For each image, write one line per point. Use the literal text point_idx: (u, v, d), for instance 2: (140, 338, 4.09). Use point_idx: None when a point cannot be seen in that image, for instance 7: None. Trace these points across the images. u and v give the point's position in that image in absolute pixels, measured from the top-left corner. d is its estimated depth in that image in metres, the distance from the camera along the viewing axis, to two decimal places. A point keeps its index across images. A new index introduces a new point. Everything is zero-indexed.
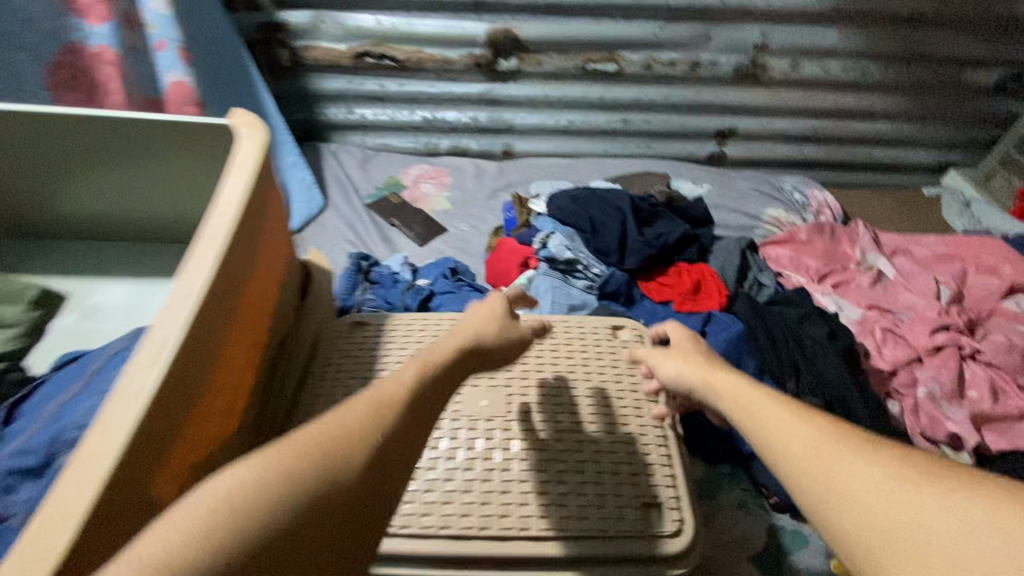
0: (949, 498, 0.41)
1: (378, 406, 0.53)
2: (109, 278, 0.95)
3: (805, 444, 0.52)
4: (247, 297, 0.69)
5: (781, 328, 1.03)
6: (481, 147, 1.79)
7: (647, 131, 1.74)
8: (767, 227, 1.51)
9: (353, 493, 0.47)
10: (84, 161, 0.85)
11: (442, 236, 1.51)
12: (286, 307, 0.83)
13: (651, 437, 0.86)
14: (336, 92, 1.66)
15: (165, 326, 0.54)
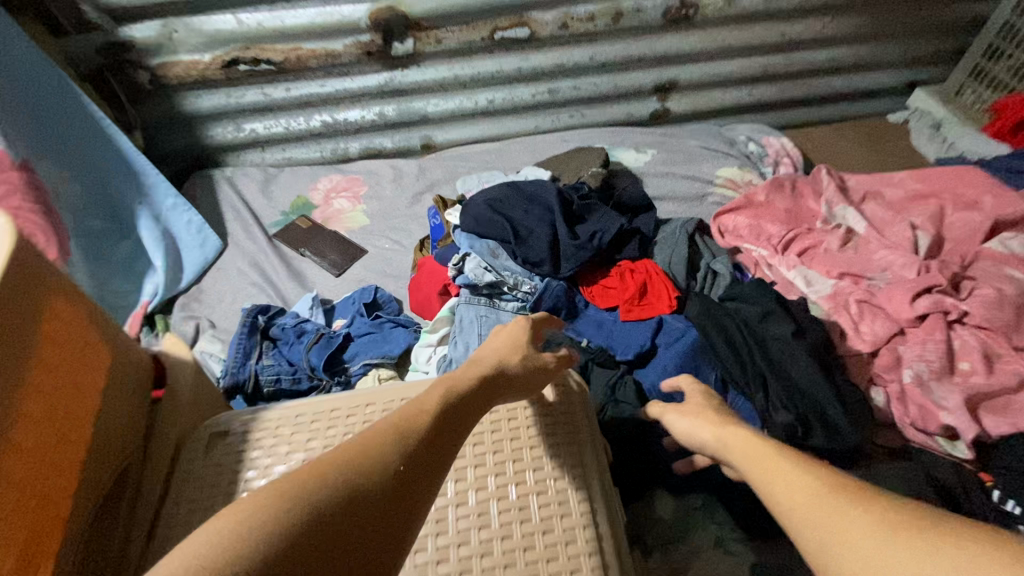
0: (939, 552, 0.40)
1: (404, 425, 0.55)
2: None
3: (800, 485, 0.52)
4: (53, 407, 0.55)
5: (738, 330, 0.89)
6: (397, 145, 1.58)
7: (578, 98, 1.54)
8: (721, 191, 1.35)
9: (376, 501, 0.48)
10: None
11: (361, 260, 1.32)
12: (116, 438, 0.64)
13: (573, 500, 0.70)
14: (215, 109, 1.44)
15: None
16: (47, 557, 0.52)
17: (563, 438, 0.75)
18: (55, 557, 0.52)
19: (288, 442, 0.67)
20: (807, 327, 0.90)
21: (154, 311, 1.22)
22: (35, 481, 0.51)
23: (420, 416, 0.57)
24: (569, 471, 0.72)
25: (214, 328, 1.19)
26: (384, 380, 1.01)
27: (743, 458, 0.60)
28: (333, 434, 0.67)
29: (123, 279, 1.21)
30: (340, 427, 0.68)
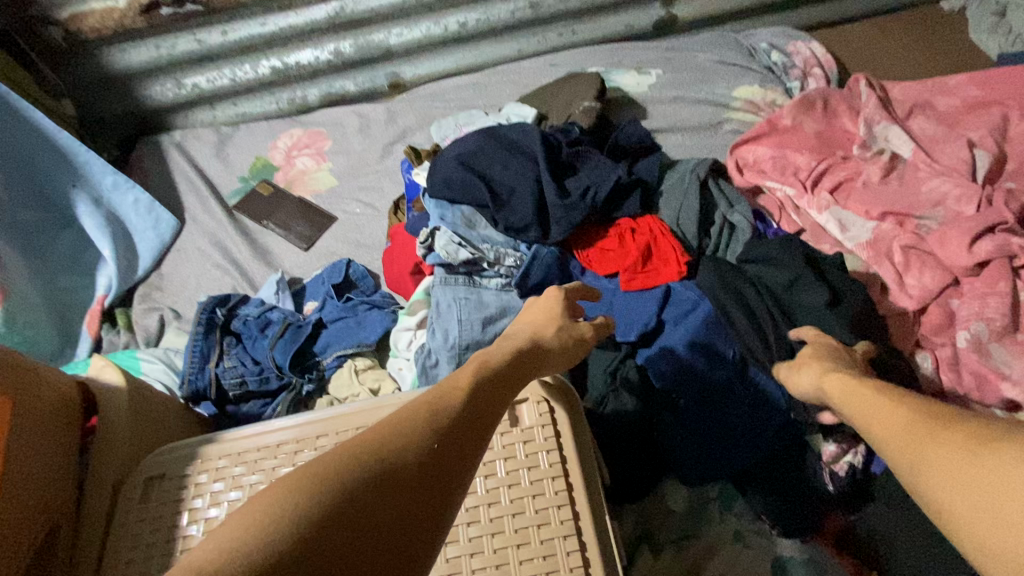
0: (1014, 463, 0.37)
1: (439, 397, 0.44)
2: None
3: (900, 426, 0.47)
4: None
5: (759, 301, 0.78)
6: (362, 88, 1.38)
7: (566, 12, 1.30)
8: (737, 117, 1.15)
9: (413, 483, 0.37)
10: None
11: (331, 230, 1.19)
12: (33, 500, 0.55)
13: (562, 549, 0.53)
14: (147, 65, 1.25)
15: None
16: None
17: (545, 461, 0.57)
18: None
19: (235, 485, 0.57)
20: (844, 294, 0.76)
21: (113, 305, 1.11)
22: None
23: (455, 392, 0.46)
24: (548, 478, 0.56)
25: (178, 320, 1.08)
26: (361, 372, 0.90)
27: (846, 404, 0.56)
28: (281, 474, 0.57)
29: (73, 274, 1.10)
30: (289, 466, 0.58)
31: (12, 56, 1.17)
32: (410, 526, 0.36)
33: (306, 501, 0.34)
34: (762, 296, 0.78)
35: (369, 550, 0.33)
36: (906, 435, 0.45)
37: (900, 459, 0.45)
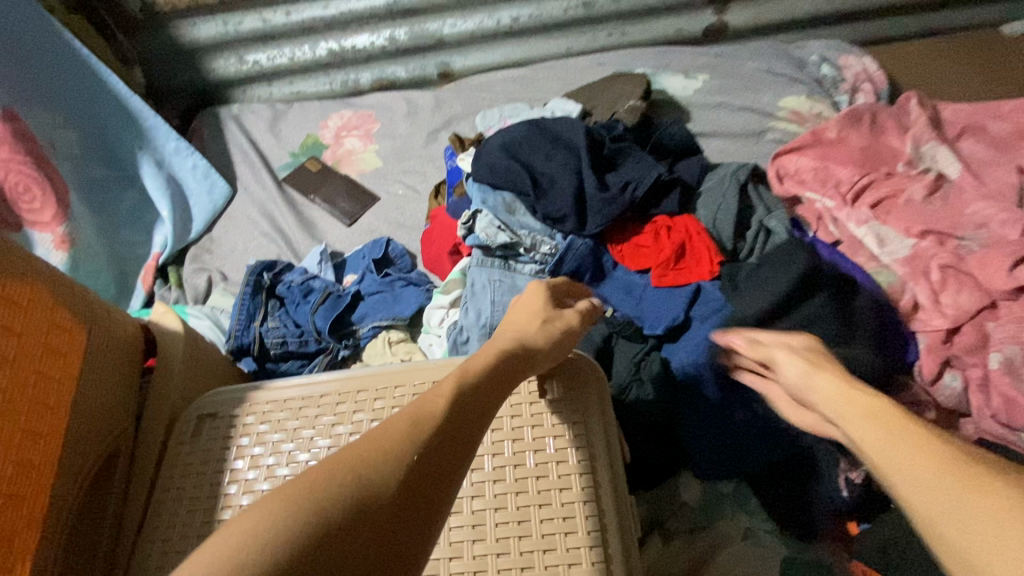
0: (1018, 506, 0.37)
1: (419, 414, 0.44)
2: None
3: (924, 455, 0.44)
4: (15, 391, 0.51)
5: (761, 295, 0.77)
6: (412, 75, 1.42)
7: (617, 13, 1.32)
8: (782, 126, 1.15)
9: (391, 504, 0.38)
10: None
11: (373, 209, 1.23)
12: (98, 425, 0.60)
13: (580, 514, 0.55)
14: (214, 39, 1.32)
15: None
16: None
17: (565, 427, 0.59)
18: (34, 553, 0.50)
19: (278, 429, 0.62)
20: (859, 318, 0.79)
21: (166, 263, 1.18)
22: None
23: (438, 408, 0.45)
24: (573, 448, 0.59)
25: (224, 281, 1.14)
26: (394, 344, 0.94)
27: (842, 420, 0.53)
28: (321, 422, 0.61)
29: (131, 231, 1.17)
30: (330, 416, 0.62)
31: (93, 24, 1.25)
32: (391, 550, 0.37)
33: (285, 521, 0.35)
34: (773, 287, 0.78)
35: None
36: (929, 469, 0.43)
37: (897, 479, 0.44)
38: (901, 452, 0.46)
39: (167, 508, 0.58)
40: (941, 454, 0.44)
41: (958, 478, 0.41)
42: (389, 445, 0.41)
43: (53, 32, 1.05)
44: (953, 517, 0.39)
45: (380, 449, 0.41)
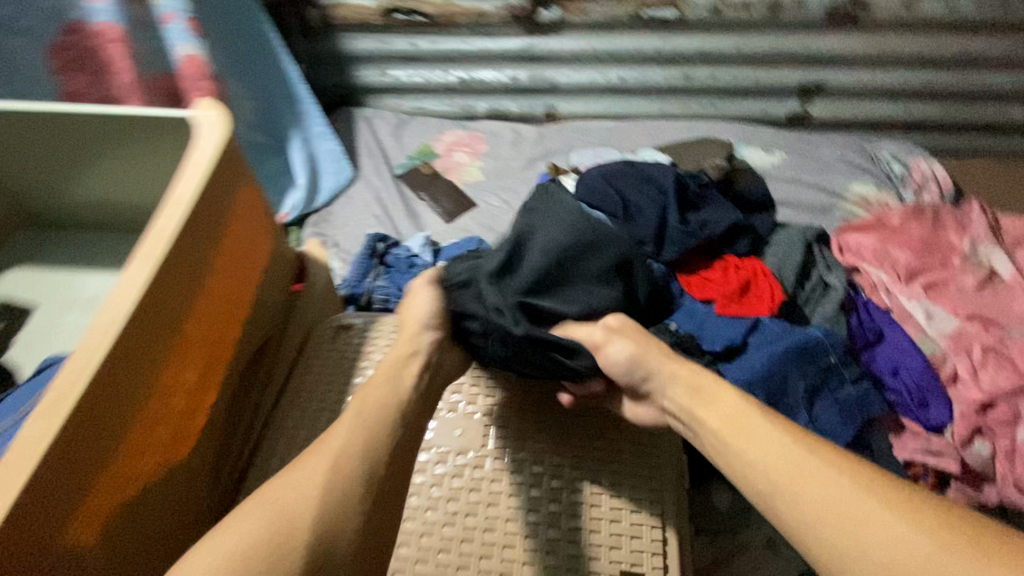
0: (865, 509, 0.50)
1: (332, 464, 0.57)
2: (101, 267, 0.84)
3: (818, 486, 0.53)
4: (231, 270, 0.67)
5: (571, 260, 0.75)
6: (522, 110, 1.63)
7: (713, 89, 1.50)
8: (849, 207, 1.27)
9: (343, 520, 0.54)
10: (53, 165, 0.77)
11: (470, 212, 1.41)
12: (261, 317, 0.75)
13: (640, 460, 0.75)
14: (368, 53, 1.56)
15: (117, 303, 0.51)
16: (200, 414, 0.62)
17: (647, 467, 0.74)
18: (211, 401, 0.63)
19: None
20: (886, 373, 0.93)
21: (291, 224, 1.39)
22: (204, 335, 0.62)
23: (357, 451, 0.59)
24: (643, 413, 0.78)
25: (336, 248, 1.33)
26: None
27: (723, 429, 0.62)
28: None
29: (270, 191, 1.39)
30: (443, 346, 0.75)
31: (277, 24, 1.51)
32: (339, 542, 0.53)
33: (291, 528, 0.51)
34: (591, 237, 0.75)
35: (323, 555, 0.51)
36: (820, 499, 0.52)
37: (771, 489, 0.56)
38: (800, 487, 0.54)
39: (306, 391, 0.73)
40: (831, 483, 0.53)
41: (849, 510, 0.51)
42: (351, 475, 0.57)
43: (258, 25, 1.29)
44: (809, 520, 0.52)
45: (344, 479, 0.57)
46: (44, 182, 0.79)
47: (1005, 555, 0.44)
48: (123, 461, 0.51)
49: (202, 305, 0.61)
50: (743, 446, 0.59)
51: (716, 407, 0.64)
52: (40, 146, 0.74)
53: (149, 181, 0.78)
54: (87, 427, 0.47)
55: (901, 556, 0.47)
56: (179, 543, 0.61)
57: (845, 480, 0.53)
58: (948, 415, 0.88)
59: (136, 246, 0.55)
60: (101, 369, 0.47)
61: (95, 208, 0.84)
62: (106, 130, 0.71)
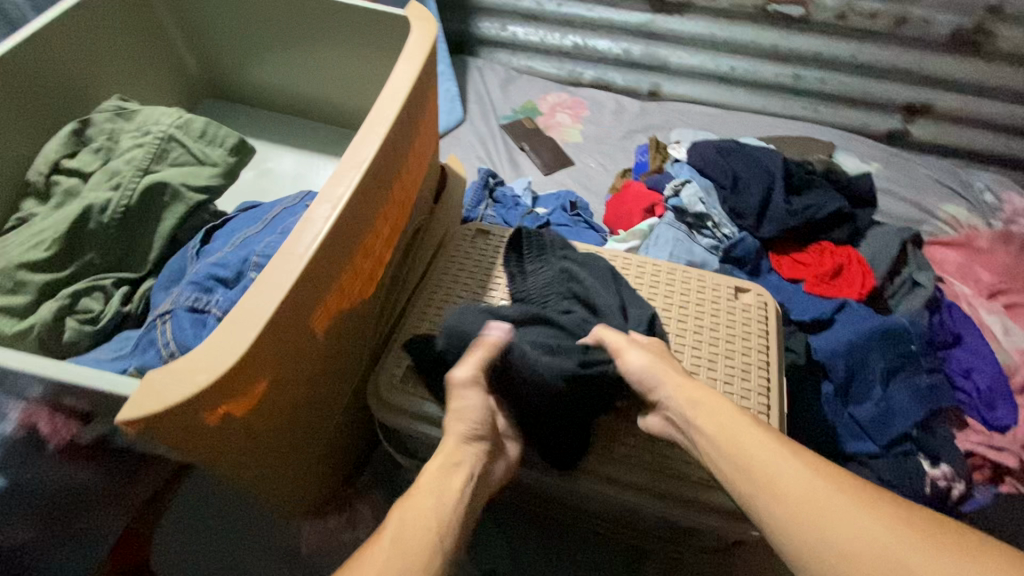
0: (881, 523, 0.46)
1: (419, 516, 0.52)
2: (280, 147, 0.97)
3: (791, 480, 0.51)
4: (416, 156, 0.74)
5: (549, 276, 0.77)
6: (627, 84, 1.69)
7: (819, 93, 1.54)
8: (939, 225, 1.31)
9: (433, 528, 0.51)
10: (260, 40, 0.91)
11: (568, 169, 1.47)
12: (420, 207, 0.83)
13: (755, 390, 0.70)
14: (494, 4, 1.63)
15: (360, 148, 0.58)
16: (381, 268, 0.68)
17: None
18: (386, 263, 0.69)
19: None
20: (958, 373, 0.98)
21: None
22: (396, 205, 0.68)
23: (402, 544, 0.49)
24: (758, 348, 0.74)
25: None
26: None
27: (723, 444, 0.57)
28: None
29: None
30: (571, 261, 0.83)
31: None
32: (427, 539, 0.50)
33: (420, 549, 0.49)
34: (537, 249, 0.80)
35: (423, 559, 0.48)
36: (824, 513, 0.48)
37: (780, 511, 0.50)
38: (771, 481, 0.52)
39: (450, 277, 0.81)
40: (804, 478, 0.51)
41: (817, 502, 0.49)
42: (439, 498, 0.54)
43: None
44: (823, 547, 0.46)
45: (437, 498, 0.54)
46: (240, 55, 0.94)
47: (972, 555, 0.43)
48: (345, 278, 0.56)
49: (401, 176, 0.68)
50: (727, 449, 0.56)
51: (710, 409, 0.60)
52: (256, 21, 0.89)
53: (335, 69, 0.91)
54: (338, 236, 0.53)
55: (858, 541, 0.45)
56: (337, 389, 0.65)
57: (816, 474, 0.51)
58: (1013, 418, 0.93)
59: (371, 109, 0.62)
60: (359, 184, 0.55)
61: (280, 90, 0.98)
62: (336, 15, 0.84)
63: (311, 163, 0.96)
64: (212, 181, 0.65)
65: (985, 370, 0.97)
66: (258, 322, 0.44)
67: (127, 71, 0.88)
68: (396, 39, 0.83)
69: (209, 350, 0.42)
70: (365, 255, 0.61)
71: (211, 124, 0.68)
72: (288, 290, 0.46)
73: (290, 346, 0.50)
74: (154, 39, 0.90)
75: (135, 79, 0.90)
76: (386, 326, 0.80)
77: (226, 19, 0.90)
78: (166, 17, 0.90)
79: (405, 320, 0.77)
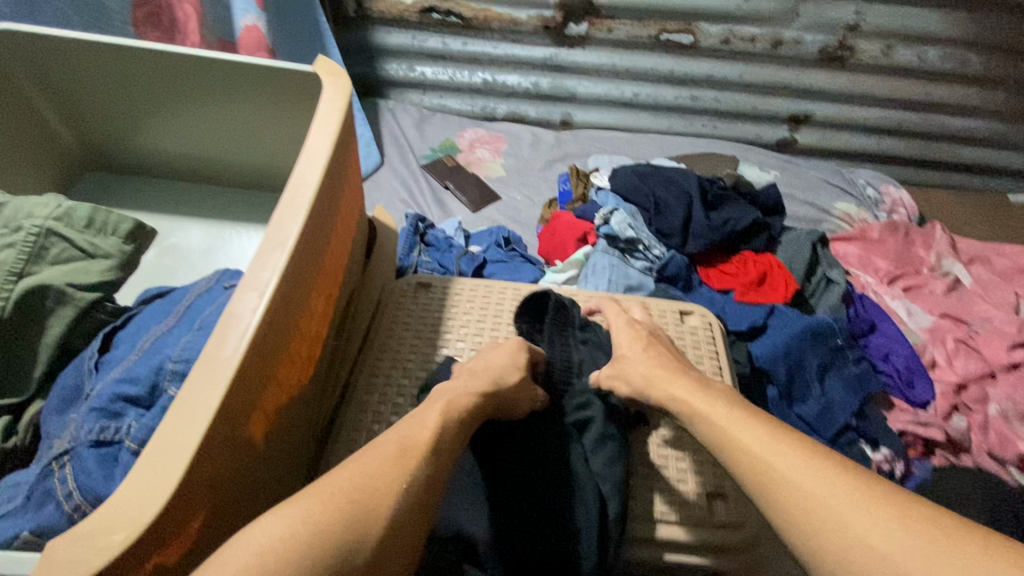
0: (890, 527, 0.43)
1: (382, 465, 0.46)
2: (187, 219, 0.90)
3: (796, 479, 0.49)
4: (342, 219, 0.69)
5: (568, 359, 0.79)
6: (540, 115, 1.73)
7: (715, 111, 1.66)
8: (837, 221, 1.44)
9: (399, 478, 0.46)
10: (148, 104, 0.83)
11: (495, 204, 1.46)
12: (352, 270, 0.78)
13: None
14: (398, 47, 1.61)
15: (282, 226, 0.52)
16: (319, 345, 0.62)
17: None
18: (323, 342, 0.63)
19: (482, 307, 0.81)
20: (878, 360, 1.07)
21: None
22: (327, 277, 0.63)
23: (362, 502, 0.43)
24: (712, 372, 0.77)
25: None
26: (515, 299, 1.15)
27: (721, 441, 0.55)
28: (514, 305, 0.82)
29: None
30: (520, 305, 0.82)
31: None
32: (383, 492, 0.45)
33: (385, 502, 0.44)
34: (560, 324, 0.81)
35: (381, 512, 0.43)
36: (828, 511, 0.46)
37: (790, 505, 0.48)
38: (775, 479, 0.49)
39: (393, 341, 0.76)
40: (808, 474, 0.49)
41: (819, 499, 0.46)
42: (411, 443, 0.50)
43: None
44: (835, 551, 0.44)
45: (411, 444, 0.49)
46: (124, 121, 0.85)
47: (1000, 559, 0.39)
48: (281, 372, 0.51)
49: (330, 245, 0.63)
50: (726, 449, 0.54)
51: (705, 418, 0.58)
52: (140, 86, 0.81)
53: (241, 129, 0.85)
54: (269, 329, 0.47)
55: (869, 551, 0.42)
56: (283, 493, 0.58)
57: (820, 471, 0.48)
58: (930, 394, 1.02)
59: (290, 179, 0.57)
60: (287, 266, 0.50)
61: (181, 156, 0.90)
62: (236, 75, 0.79)
63: (223, 233, 0.89)
64: (107, 276, 0.60)
65: (902, 353, 1.06)
66: (187, 451, 0.38)
67: None
68: (309, 96, 0.80)
69: (131, 495, 0.36)
70: (299, 340, 0.55)
71: (99, 210, 0.61)
72: (217, 408, 0.40)
73: (227, 466, 0.44)
74: (18, 112, 0.80)
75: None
76: (329, 407, 0.73)
77: (104, 84, 0.81)
78: (31, 88, 0.80)
79: (352, 397, 0.71)
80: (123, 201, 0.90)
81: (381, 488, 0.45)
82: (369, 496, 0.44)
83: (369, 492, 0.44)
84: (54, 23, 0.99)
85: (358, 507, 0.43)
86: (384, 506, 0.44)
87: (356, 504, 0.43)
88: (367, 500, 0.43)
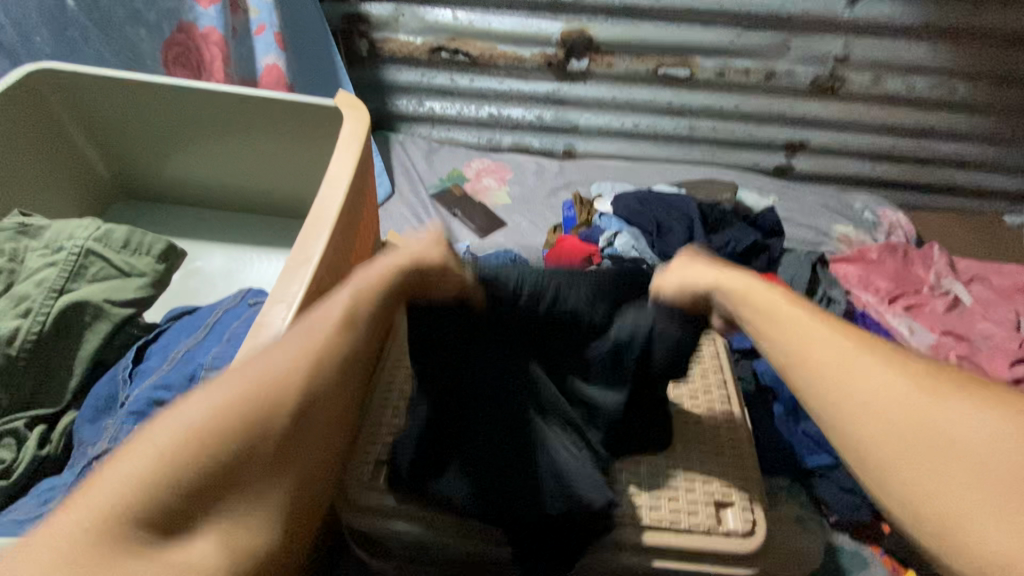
0: (971, 413, 0.38)
1: (278, 368, 0.40)
2: (209, 244, 0.94)
3: (821, 346, 0.48)
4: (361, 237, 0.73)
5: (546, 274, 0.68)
6: (543, 146, 1.80)
7: (713, 139, 1.72)
8: (835, 243, 1.47)
9: (296, 389, 0.39)
10: (176, 136, 0.88)
11: (502, 230, 1.51)
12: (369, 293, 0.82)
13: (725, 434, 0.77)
14: (408, 84, 1.68)
15: (308, 244, 0.56)
16: None
17: (730, 458, 0.75)
18: None
19: None
20: None
21: None
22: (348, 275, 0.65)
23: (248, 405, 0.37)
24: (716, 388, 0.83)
25: None
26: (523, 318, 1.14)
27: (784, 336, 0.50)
28: None
29: None
30: None
31: None
32: (281, 401, 0.38)
33: (274, 408, 0.37)
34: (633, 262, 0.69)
35: (267, 414, 0.37)
36: (901, 411, 0.40)
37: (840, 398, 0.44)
38: (800, 349, 0.49)
39: None
40: (833, 343, 0.47)
41: (819, 369, 0.46)
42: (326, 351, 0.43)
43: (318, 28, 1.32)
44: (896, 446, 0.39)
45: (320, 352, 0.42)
46: (152, 151, 0.90)
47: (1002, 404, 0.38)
48: None
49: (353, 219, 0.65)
50: (762, 326, 0.53)
51: (765, 318, 0.53)
52: (170, 119, 0.86)
53: (263, 158, 0.90)
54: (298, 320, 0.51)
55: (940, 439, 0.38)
56: None
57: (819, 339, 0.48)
58: None
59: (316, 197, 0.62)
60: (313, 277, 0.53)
61: (204, 184, 0.95)
62: (262, 108, 0.84)
63: (242, 257, 0.93)
64: (140, 293, 0.64)
65: None
66: None
67: (28, 180, 0.83)
68: (327, 127, 0.85)
69: None
70: None
71: (134, 232, 0.65)
72: None
73: None
74: (58, 144, 0.85)
75: (35, 186, 0.84)
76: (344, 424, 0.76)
77: (139, 117, 0.86)
78: (70, 122, 0.85)
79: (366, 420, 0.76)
80: (148, 227, 0.94)
81: (274, 397, 0.38)
82: (257, 405, 0.37)
83: (257, 391, 0.38)
84: (91, 63, 1.06)
85: (241, 409, 0.36)
86: (269, 415, 0.37)
87: (237, 407, 0.36)
88: (248, 404, 0.36)
